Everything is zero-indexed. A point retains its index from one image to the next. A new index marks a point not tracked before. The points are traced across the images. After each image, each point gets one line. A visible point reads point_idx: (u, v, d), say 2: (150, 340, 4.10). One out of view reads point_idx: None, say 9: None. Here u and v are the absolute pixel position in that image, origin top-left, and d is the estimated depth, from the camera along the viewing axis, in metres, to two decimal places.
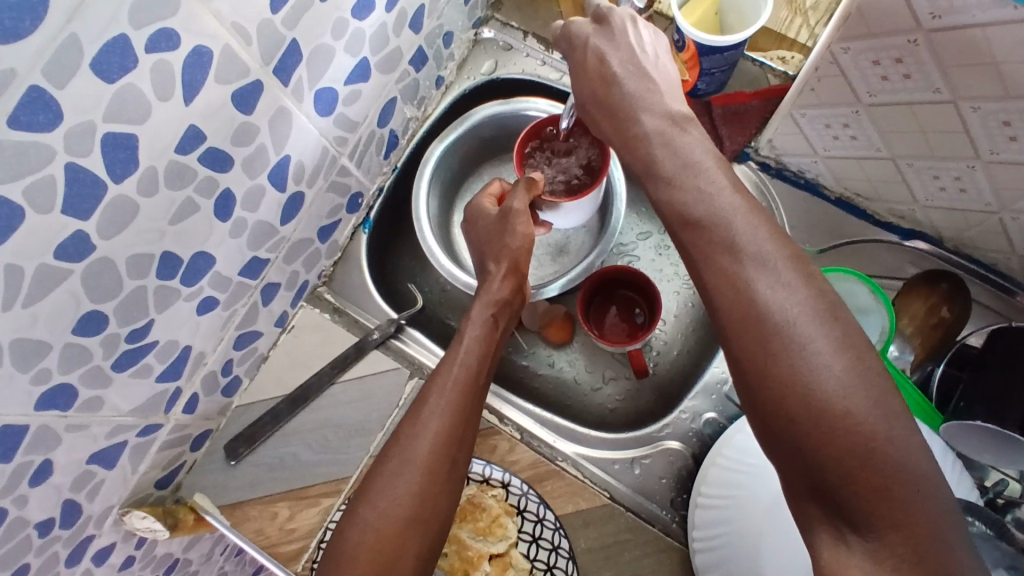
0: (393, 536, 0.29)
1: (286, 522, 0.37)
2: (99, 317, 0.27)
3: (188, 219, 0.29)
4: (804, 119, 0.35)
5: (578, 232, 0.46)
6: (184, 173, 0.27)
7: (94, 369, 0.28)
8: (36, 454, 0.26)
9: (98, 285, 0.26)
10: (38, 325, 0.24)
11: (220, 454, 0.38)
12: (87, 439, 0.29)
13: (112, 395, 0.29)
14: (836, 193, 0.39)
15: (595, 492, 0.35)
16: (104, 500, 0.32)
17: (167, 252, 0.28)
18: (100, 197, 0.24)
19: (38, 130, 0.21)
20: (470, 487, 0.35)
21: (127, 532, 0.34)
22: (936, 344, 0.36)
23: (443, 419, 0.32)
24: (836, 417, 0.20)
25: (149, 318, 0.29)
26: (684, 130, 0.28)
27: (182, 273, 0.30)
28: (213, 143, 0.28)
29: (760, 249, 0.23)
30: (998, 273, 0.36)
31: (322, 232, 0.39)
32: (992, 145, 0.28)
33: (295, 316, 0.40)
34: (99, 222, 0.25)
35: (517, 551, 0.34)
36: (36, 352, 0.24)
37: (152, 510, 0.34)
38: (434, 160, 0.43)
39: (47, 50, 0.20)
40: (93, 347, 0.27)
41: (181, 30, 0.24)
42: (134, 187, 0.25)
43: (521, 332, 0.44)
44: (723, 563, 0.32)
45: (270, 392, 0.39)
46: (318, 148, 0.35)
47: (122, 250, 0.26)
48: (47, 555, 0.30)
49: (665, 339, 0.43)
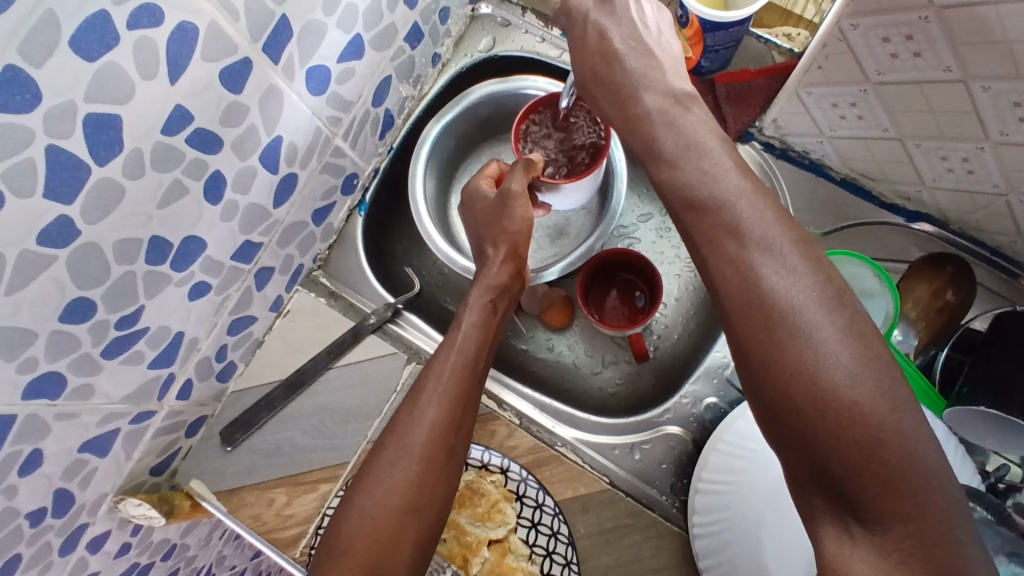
0: (391, 527, 0.28)
1: (283, 508, 0.36)
2: (86, 304, 0.26)
3: (177, 203, 0.28)
4: (810, 98, 0.34)
5: (578, 215, 0.45)
6: (171, 155, 0.26)
7: (84, 357, 0.27)
8: (24, 444, 0.26)
9: (84, 271, 0.25)
10: (21, 314, 0.23)
11: (216, 440, 0.37)
12: (77, 427, 0.29)
13: (102, 383, 0.29)
14: (841, 174, 0.38)
15: (594, 478, 0.35)
16: (97, 487, 0.32)
17: (156, 237, 0.28)
18: (84, 181, 0.23)
19: (14, 111, 0.20)
20: (469, 473, 0.35)
21: (122, 520, 0.35)
22: (940, 327, 0.36)
23: (441, 409, 0.31)
24: (844, 408, 0.20)
25: (139, 304, 0.29)
26: (685, 109, 0.27)
27: (172, 258, 0.29)
28: (201, 123, 0.27)
29: (766, 233, 0.23)
30: (1005, 256, 0.35)
31: (317, 214, 0.38)
32: (1002, 126, 0.28)
33: (291, 299, 0.40)
34: (84, 205, 0.24)
35: (516, 536, 0.34)
36: (21, 341, 0.24)
37: (147, 497, 0.34)
38: (430, 140, 0.42)
39: (21, 26, 0.19)
40: (81, 334, 0.26)
41: (164, 6, 0.23)
42: (120, 169, 0.25)
43: (520, 315, 0.44)
44: (723, 548, 0.32)
45: (266, 378, 0.38)
46: (311, 128, 0.34)
47: (108, 235, 0.25)
48: (39, 544, 0.30)
49: (666, 322, 0.43)
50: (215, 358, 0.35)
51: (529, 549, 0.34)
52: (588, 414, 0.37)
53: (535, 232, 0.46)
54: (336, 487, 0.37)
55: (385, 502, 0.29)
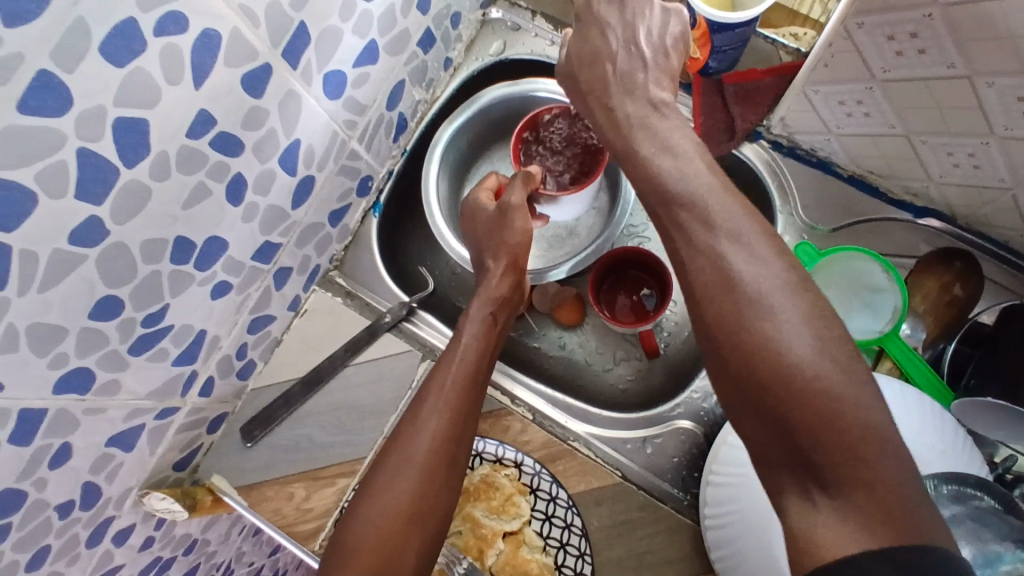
0: (393, 534, 0.29)
1: (302, 503, 0.37)
2: (114, 302, 0.27)
3: (200, 204, 0.29)
4: (817, 96, 0.34)
5: (588, 215, 0.46)
6: (195, 158, 0.27)
7: (111, 354, 0.28)
8: (54, 438, 0.27)
9: (113, 270, 0.26)
10: (53, 311, 0.24)
11: (237, 436, 0.38)
12: (105, 422, 0.30)
13: (128, 379, 0.30)
14: (848, 171, 0.39)
15: (607, 471, 0.35)
16: (122, 482, 0.33)
17: (180, 237, 0.29)
18: (112, 182, 0.24)
19: (49, 114, 0.21)
20: (483, 467, 0.36)
21: (147, 513, 0.36)
22: (948, 322, 0.36)
23: (440, 418, 0.32)
24: (806, 384, 0.20)
25: (163, 303, 0.29)
26: (686, 113, 0.28)
27: (195, 257, 0.30)
28: (224, 127, 0.28)
29: (734, 224, 0.23)
30: (1014, 252, 0.36)
31: (333, 216, 0.39)
32: (1008, 120, 0.28)
33: (309, 299, 0.41)
34: (112, 206, 0.25)
35: (530, 529, 0.35)
36: (53, 337, 0.25)
37: (171, 491, 0.35)
38: (443, 142, 0.43)
39: (54, 34, 0.20)
40: (109, 331, 0.27)
41: (189, 13, 0.24)
42: (147, 171, 0.26)
43: (532, 314, 0.45)
44: (733, 540, 0.32)
45: (284, 375, 0.39)
46: (328, 132, 0.35)
47: (134, 234, 0.26)
48: (67, 536, 0.31)
49: (676, 320, 0.43)
50: (235, 356, 0.36)
51: (543, 539, 0.34)
52: (600, 410, 0.38)
53: (545, 234, 0.46)
54: (353, 482, 0.37)
55: (385, 508, 0.30)
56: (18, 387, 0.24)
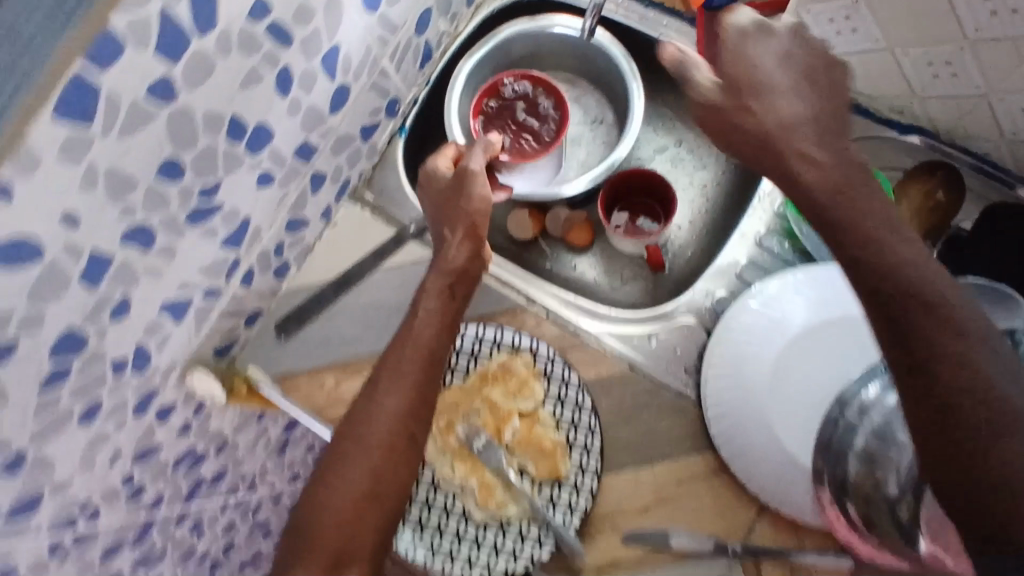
0: (353, 513, 0.34)
1: (334, 388, 0.41)
2: (176, 166, 0.30)
3: (253, 88, 0.32)
4: (810, 15, 0.37)
5: (596, 144, 0.49)
6: (253, 41, 0.30)
7: (172, 221, 0.31)
8: (117, 287, 0.30)
9: (179, 132, 0.29)
10: (128, 157, 0.27)
11: (272, 330, 0.41)
12: (159, 285, 0.32)
13: (182, 248, 0.33)
14: (840, 93, 0.42)
15: (614, 360, 0.39)
16: (170, 354, 0.36)
17: (235, 116, 0.32)
18: (186, 47, 0.27)
19: None
20: (501, 355, 0.39)
21: (187, 394, 0.39)
22: (932, 226, 0.39)
23: (392, 407, 0.35)
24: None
25: (217, 178, 0.33)
26: None
27: (247, 139, 0.33)
28: (278, 16, 0.31)
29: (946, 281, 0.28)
30: (993, 162, 0.39)
31: (365, 130, 0.42)
32: (978, 23, 0.31)
33: (339, 211, 0.44)
34: (184, 69, 0.28)
35: (544, 411, 0.38)
36: (124, 185, 0.28)
37: (212, 374, 0.39)
38: (463, 74, 0.47)
39: None
40: (170, 194, 0.30)
41: None
42: (213, 44, 0.28)
43: (544, 238, 0.47)
44: (732, 420, 0.36)
45: (316, 278, 0.43)
46: (364, 44, 0.38)
47: (199, 103, 0.29)
48: (119, 396, 0.34)
49: (680, 241, 0.46)
50: (274, 253, 0.39)
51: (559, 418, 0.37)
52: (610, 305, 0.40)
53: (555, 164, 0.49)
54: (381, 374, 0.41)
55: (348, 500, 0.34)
56: (94, 230, 0.28)
